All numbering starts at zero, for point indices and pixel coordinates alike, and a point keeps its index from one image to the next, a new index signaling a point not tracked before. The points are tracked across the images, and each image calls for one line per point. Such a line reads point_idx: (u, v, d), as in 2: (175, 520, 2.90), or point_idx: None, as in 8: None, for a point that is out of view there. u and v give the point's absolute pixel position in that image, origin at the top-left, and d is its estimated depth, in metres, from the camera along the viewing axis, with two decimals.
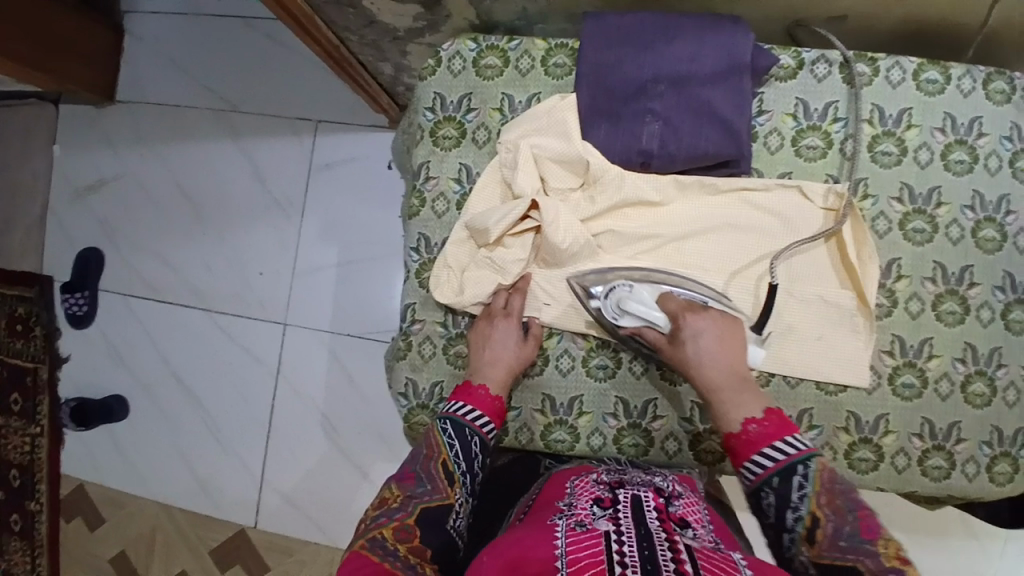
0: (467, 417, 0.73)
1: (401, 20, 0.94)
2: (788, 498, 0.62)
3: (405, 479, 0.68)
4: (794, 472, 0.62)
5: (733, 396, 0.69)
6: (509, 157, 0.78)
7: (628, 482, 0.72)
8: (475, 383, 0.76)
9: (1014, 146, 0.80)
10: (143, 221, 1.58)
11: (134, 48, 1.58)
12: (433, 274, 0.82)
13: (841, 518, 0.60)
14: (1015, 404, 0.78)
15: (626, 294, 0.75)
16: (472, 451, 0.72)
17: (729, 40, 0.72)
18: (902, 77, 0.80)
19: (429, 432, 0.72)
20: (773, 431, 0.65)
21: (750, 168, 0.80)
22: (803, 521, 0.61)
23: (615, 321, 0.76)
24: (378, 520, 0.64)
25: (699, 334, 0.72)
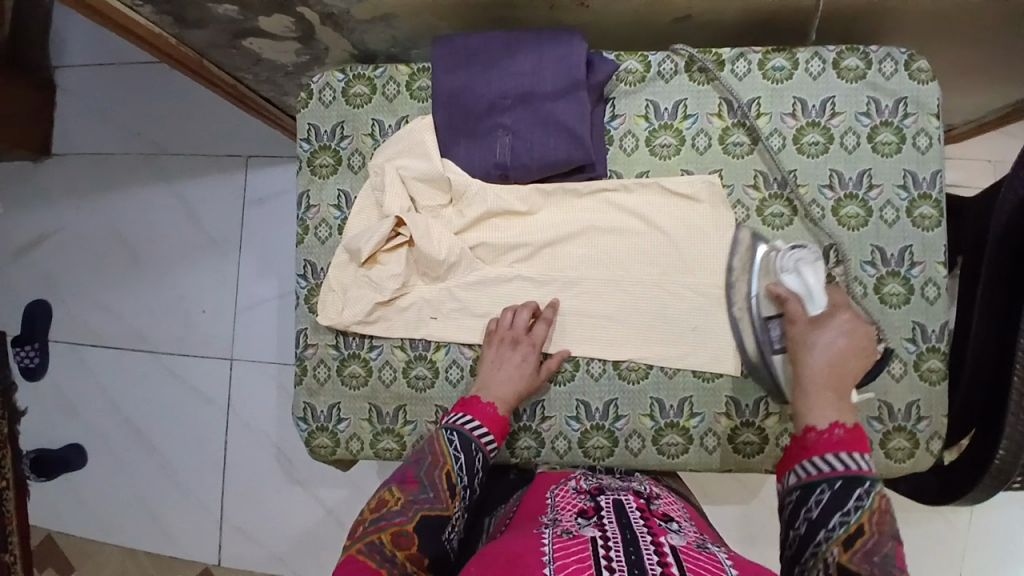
0: (472, 431, 0.74)
1: (285, 56, 0.98)
2: (842, 504, 0.61)
3: (407, 483, 0.69)
4: (859, 483, 0.61)
5: (822, 398, 0.69)
6: (378, 180, 0.82)
7: (606, 488, 0.74)
8: (483, 399, 0.77)
9: (871, 121, 0.81)
10: (87, 270, 1.61)
11: (65, 103, 1.62)
12: (320, 298, 0.85)
13: (881, 543, 0.59)
14: (901, 377, 0.81)
15: (809, 260, 0.76)
16: (474, 465, 0.72)
17: (566, 53, 0.77)
18: (748, 68, 0.81)
19: (434, 438, 0.73)
20: (855, 444, 0.65)
21: (607, 170, 0.83)
22: (848, 526, 0.59)
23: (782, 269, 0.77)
24: (378, 523, 0.66)
25: (833, 336, 0.72)
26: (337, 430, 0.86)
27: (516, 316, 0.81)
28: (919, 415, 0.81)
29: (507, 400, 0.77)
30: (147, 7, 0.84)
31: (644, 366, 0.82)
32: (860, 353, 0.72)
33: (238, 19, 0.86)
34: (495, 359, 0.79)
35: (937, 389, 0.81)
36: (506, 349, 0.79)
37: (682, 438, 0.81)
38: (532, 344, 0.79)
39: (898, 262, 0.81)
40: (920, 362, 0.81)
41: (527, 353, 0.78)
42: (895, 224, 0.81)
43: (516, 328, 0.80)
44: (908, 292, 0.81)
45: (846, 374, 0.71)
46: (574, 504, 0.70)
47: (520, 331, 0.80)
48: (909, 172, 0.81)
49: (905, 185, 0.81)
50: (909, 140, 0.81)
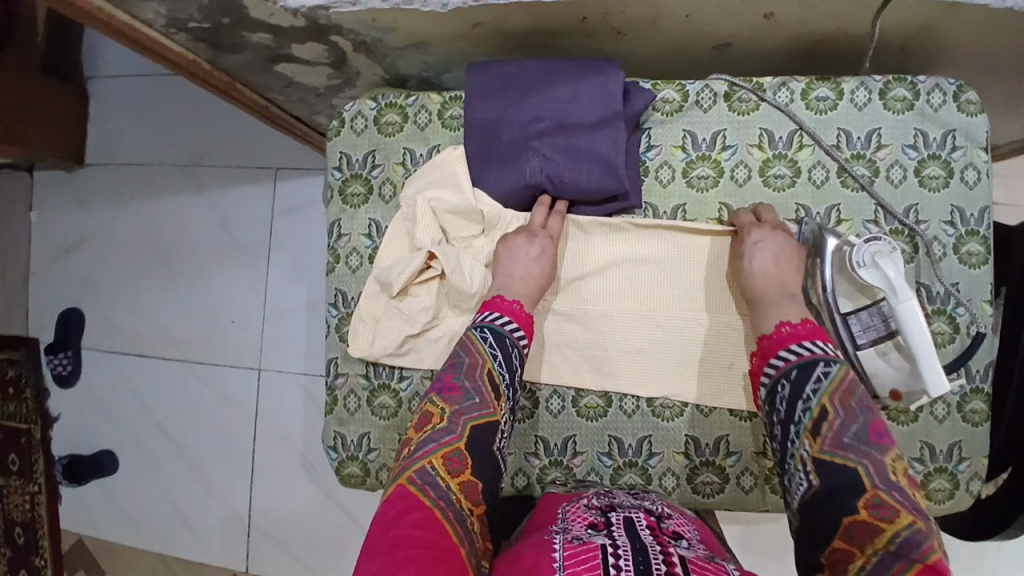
0: (505, 328, 0.74)
1: (317, 79, 0.97)
2: (801, 391, 0.65)
3: (449, 391, 0.70)
4: (813, 367, 0.66)
5: (775, 302, 0.72)
6: (410, 212, 0.81)
7: (618, 505, 0.73)
8: (508, 297, 0.76)
9: (919, 154, 0.79)
10: (119, 278, 1.64)
11: (97, 113, 1.64)
12: (351, 328, 0.85)
13: (850, 418, 0.63)
14: (944, 418, 0.79)
15: (886, 251, 0.70)
16: (512, 360, 0.73)
17: (601, 83, 0.75)
18: (791, 97, 0.79)
19: (468, 341, 0.74)
20: (804, 333, 0.69)
21: (642, 202, 0.81)
22: (812, 412, 0.64)
23: (857, 264, 0.70)
24: (426, 446, 0.66)
25: (758, 250, 0.74)
26: (367, 459, 0.85)
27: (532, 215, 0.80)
28: (960, 456, 0.79)
29: (529, 295, 0.77)
30: (183, 35, 0.85)
31: (679, 404, 0.80)
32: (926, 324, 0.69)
33: (272, 46, 0.86)
34: (516, 247, 0.78)
35: (980, 430, 0.79)
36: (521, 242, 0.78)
37: (718, 477, 0.80)
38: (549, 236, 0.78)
39: (943, 301, 0.78)
40: (963, 403, 0.79)
41: (545, 244, 0.78)
42: (942, 261, 0.78)
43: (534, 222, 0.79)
44: (954, 331, 0.78)
45: (785, 276, 0.74)
46: (586, 516, 0.70)
47: (540, 226, 0.79)
48: (957, 208, 0.78)
49: (952, 221, 0.78)
50: (958, 174, 0.78)
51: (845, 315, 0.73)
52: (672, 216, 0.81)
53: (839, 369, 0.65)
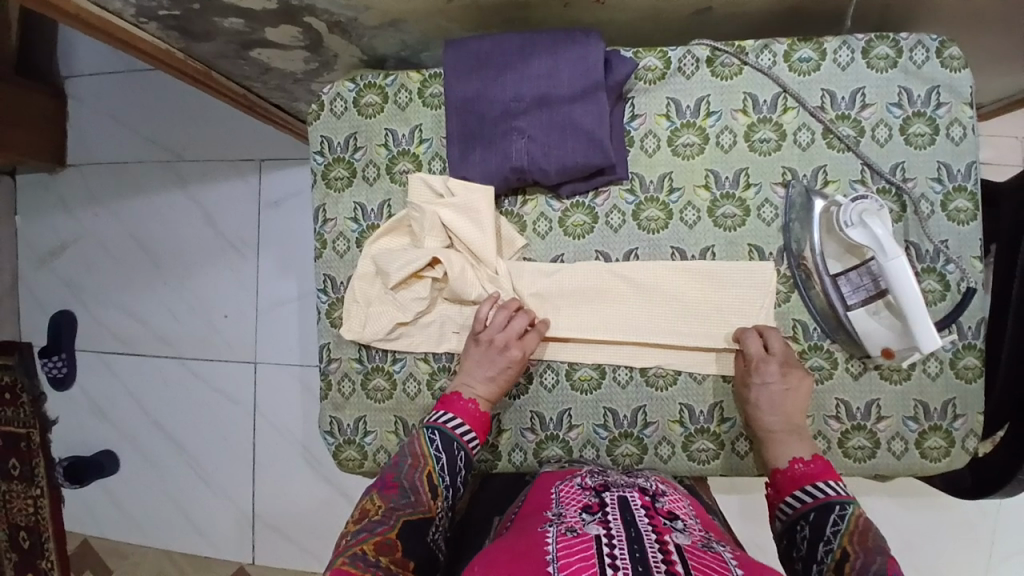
0: (454, 431, 0.75)
1: (294, 64, 0.96)
2: (822, 532, 0.66)
3: (388, 488, 0.71)
4: (830, 510, 0.66)
5: (784, 438, 0.74)
6: (418, 216, 0.80)
7: (612, 484, 0.73)
8: (463, 395, 0.78)
9: (904, 111, 0.78)
10: (109, 279, 1.62)
11: (77, 112, 1.61)
12: (342, 311, 0.84)
13: (869, 558, 0.61)
14: (937, 375, 0.79)
15: (873, 210, 0.71)
16: (456, 463, 0.74)
17: (581, 53, 0.74)
18: (774, 60, 0.78)
19: (414, 439, 0.75)
20: (818, 472, 0.70)
21: (628, 172, 0.80)
22: (833, 553, 0.63)
23: (845, 225, 0.71)
24: (360, 534, 0.66)
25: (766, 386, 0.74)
26: (364, 443, 0.85)
27: (510, 321, 0.78)
28: (954, 413, 0.79)
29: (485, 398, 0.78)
30: (154, 24, 0.83)
31: (672, 373, 0.80)
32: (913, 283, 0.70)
33: (245, 31, 0.85)
34: (477, 360, 0.78)
35: (973, 387, 0.79)
36: (488, 351, 0.77)
37: (713, 444, 0.80)
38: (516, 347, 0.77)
39: (933, 258, 0.78)
40: (956, 360, 0.79)
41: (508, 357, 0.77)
42: (930, 218, 0.78)
43: (508, 331, 0.77)
44: (944, 288, 0.78)
45: (792, 409, 0.74)
46: (580, 500, 0.69)
47: (512, 335, 0.77)
48: (944, 164, 0.78)
49: (940, 177, 0.78)
50: (943, 131, 0.78)
51: (834, 278, 0.75)
52: (659, 184, 0.80)
53: (855, 511, 0.66)
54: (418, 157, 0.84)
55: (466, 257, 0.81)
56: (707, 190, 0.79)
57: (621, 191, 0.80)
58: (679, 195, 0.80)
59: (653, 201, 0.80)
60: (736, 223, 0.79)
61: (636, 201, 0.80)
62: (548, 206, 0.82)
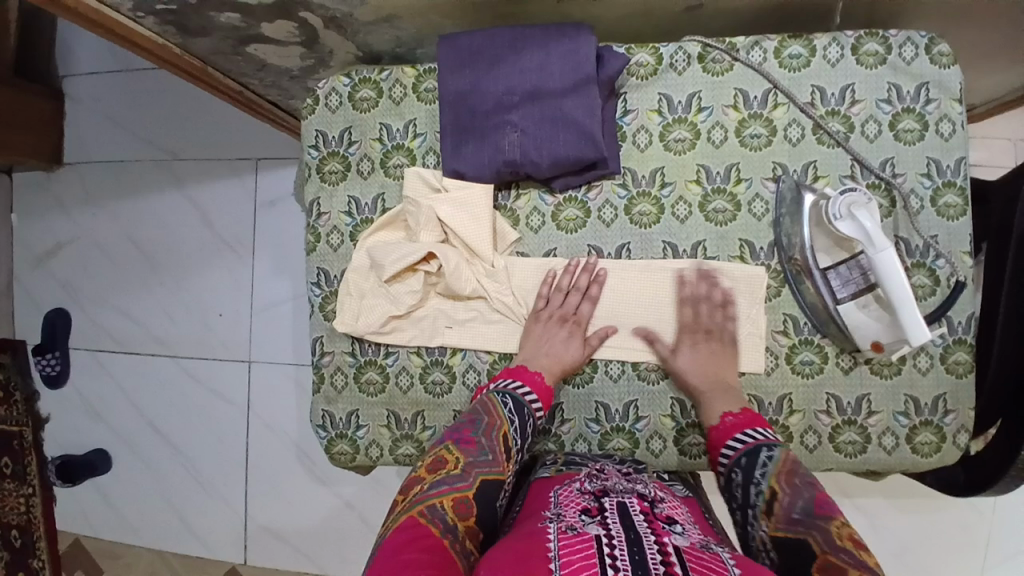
0: (523, 396, 0.76)
1: (290, 60, 0.97)
2: (751, 475, 0.67)
3: (465, 443, 0.71)
4: (758, 453, 0.69)
5: (722, 398, 0.75)
6: (414, 210, 0.81)
7: (611, 489, 0.71)
8: (531, 368, 0.78)
9: (893, 108, 0.79)
10: (104, 277, 1.62)
11: (73, 111, 1.62)
12: (336, 304, 0.85)
13: (795, 496, 0.64)
14: (928, 370, 0.79)
15: (861, 202, 0.72)
16: (525, 426, 0.75)
17: (573, 48, 0.75)
18: (763, 56, 0.79)
19: (487, 401, 0.75)
20: (745, 422, 0.73)
21: (620, 166, 0.80)
22: (763, 495, 0.65)
23: (835, 219, 0.72)
24: (439, 487, 0.66)
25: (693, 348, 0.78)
26: (356, 436, 0.85)
27: (564, 299, 0.80)
28: (945, 408, 0.79)
29: (555, 370, 0.78)
30: (151, 19, 0.84)
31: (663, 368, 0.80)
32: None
33: (242, 26, 0.85)
34: (542, 334, 0.79)
35: (964, 382, 0.79)
36: (554, 325, 0.79)
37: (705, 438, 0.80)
38: (578, 322, 0.80)
39: (923, 253, 0.79)
40: (946, 355, 0.79)
41: (572, 331, 0.79)
42: (920, 213, 0.79)
43: (565, 308, 0.80)
44: (934, 284, 0.79)
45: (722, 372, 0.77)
46: (578, 504, 0.68)
47: (569, 311, 0.80)
48: (932, 159, 0.79)
49: (929, 173, 0.79)
50: (932, 127, 0.78)
51: (824, 271, 0.75)
52: (651, 179, 0.80)
53: (782, 454, 0.68)
54: (413, 151, 0.84)
55: (460, 253, 0.81)
56: (698, 185, 0.80)
57: (614, 186, 0.81)
58: (671, 190, 0.80)
59: (645, 196, 0.80)
60: (728, 218, 0.80)
61: (628, 196, 0.81)
62: (541, 201, 0.82)
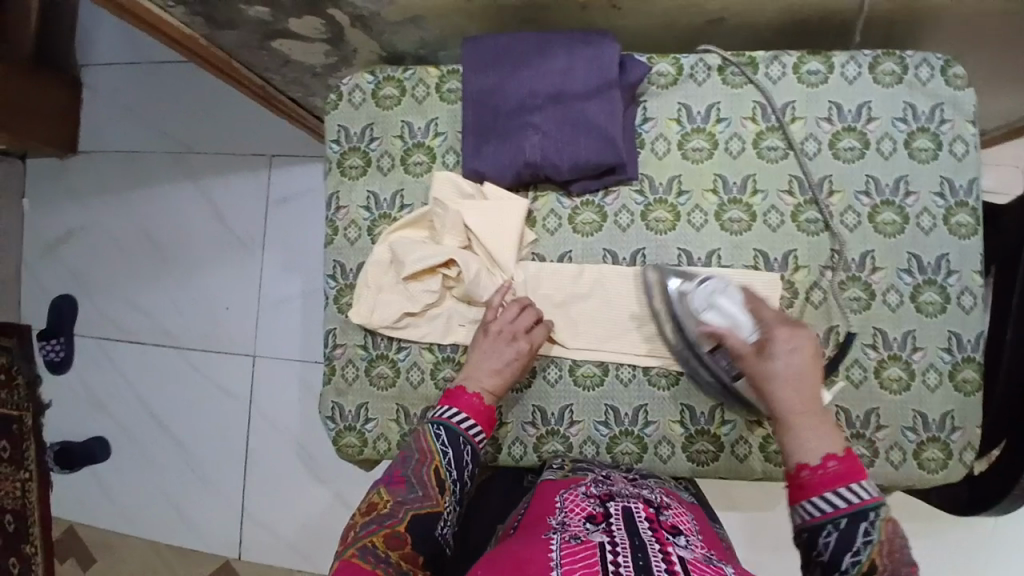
0: (458, 423, 0.74)
1: (314, 57, 0.98)
2: (851, 543, 0.60)
3: (395, 483, 0.70)
4: (864, 517, 0.60)
5: (806, 427, 0.65)
6: (441, 213, 0.82)
7: (616, 493, 0.72)
8: (468, 390, 0.76)
9: (908, 127, 0.80)
10: (112, 266, 1.63)
11: (91, 100, 1.63)
12: (352, 297, 0.85)
13: (898, 574, 0.59)
14: (937, 387, 0.80)
15: (719, 290, 0.73)
16: (462, 458, 0.73)
17: (597, 54, 0.76)
18: (783, 71, 0.80)
19: (419, 436, 0.73)
20: (844, 474, 0.62)
21: (638, 172, 0.82)
22: (860, 565, 0.60)
23: (701, 311, 0.73)
24: (368, 527, 0.66)
25: (792, 357, 0.66)
26: (365, 430, 0.86)
27: (518, 315, 0.79)
28: (953, 425, 0.80)
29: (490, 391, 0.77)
30: (181, 9, 0.85)
31: (674, 373, 0.81)
32: (815, 367, 0.67)
33: (269, 21, 0.87)
34: (485, 350, 0.77)
35: (971, 399, 0.80)
36: (500, 342, 0.77)
37: (713, 446, 0.81)
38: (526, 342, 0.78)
39: (934, 270, 0.80)
40: (955, 372, 0.80)
41: (519, 348, 0.77)
42: (932, 231, 0.80)
43: (516, 325, 0.78)
44: (944, 301, 0.80)
45: (811, 391, 0.65)
46: (584, 508, 0.69)
47: (520, 328, 0.78)
48: (946, 178, 0.80)
49: (942, 192, 0.80)
50: (946, 146, 0.80)
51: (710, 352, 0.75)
52: (668, 187, 0.81)
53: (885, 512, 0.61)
54: (433, 149, 0.85)
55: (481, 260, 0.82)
56: (715, 194, 0.81)
57: (630, 192, 0.82)
58: (688, 198, 0.81)
59: (662, 203, 0.81)
60: (743, 228, 0.81)
61: (645, 202, 0.82)
62: (559, 203, 0.83)
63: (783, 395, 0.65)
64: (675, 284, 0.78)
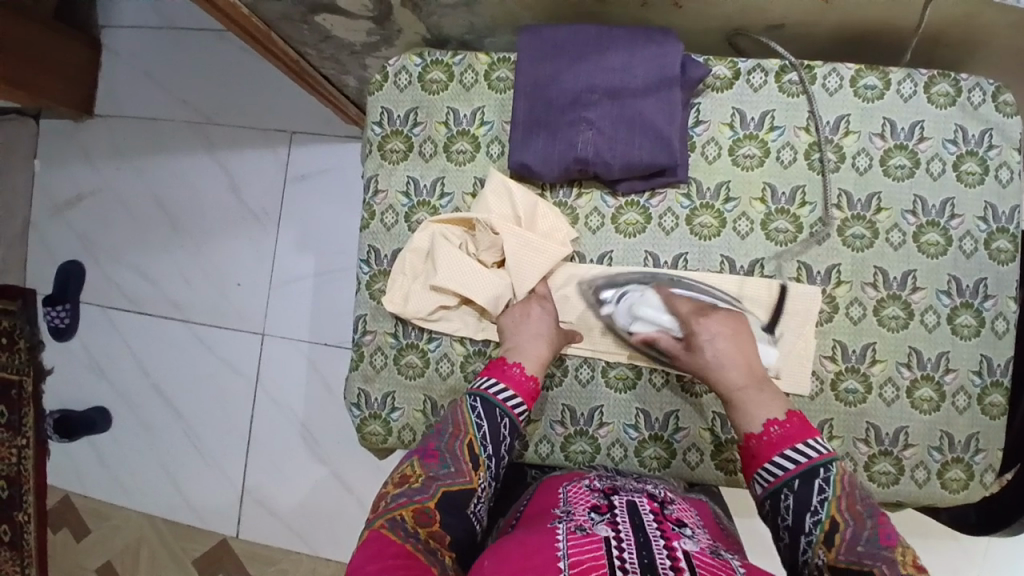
0: (496, 395, 0.73)
1: (356, 35, 0.96)
2: (808, 502, 0.62)
3: (428, 457, 0.69)
4: (816, 474, 0.63)
5: (754, 395, 0.71)
6: (484, 217, 0.80)
7: (621, 488, 0.72)
8: (508, 361, 0.76)
9: (959, 149, 0.79)
10: (123, 234, 1.60)
11: (111, 62, 1.59)
12: (386, 284, 0.84)
13: (859, 525, 0.61)
14: (965, 409, 0.80)
15: (638, 300, 0.78)
16: (499, 431, 0.72)
17: (659, 53, 0.75)
18: (839, 84, 0.79)
19: (456, 407, 0.73)
20: (794, 433, 0.66)
21: (687, 176, 0.80)
22: (822, 524, 0.61)
23: (627, 326, 0.78)
24: (399, 500, 0.65)
25: (714, 337, 0.74)
26: (390, 418, 0.85)
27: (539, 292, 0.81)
28: (977, 447, 0.80)
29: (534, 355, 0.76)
30: None
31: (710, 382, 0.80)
32: (739, 336, 0.75)
33: None
34: (516, 319, 0.78)
35: (997, 423, 0.80)
36: (522, 313, 0.79)
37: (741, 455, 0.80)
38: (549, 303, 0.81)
39: (973, 294, 0.79)
40: (984, 396, 0.80)
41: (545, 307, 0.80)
42: (973, 255, 0.79)
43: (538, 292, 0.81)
44: (980, 324, 0.79)
45: (744, 359, 0.74)
46: (589, 500, 0.69)
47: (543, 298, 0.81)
48: (990, 204, 0.79)
49: (986, 217, 0.79)
50: (993, 172, 0.79)
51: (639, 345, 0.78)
52: (716, 192, 0.80)
53: (839, 468, 0.63)
54: (477, 139, 0.84)
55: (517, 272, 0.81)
56: (763, 203, 0.80)
57: (677, 195, 0.81)
58: (734, 205, 0.80)
59: (707, 209, 0.80)
60: (789, 238, 0.80)
61: (691, 206, 0.80)
62: (603, 202, 0.82)
63: (732, 370, 0.73)
64: (607, 296, 0.80)
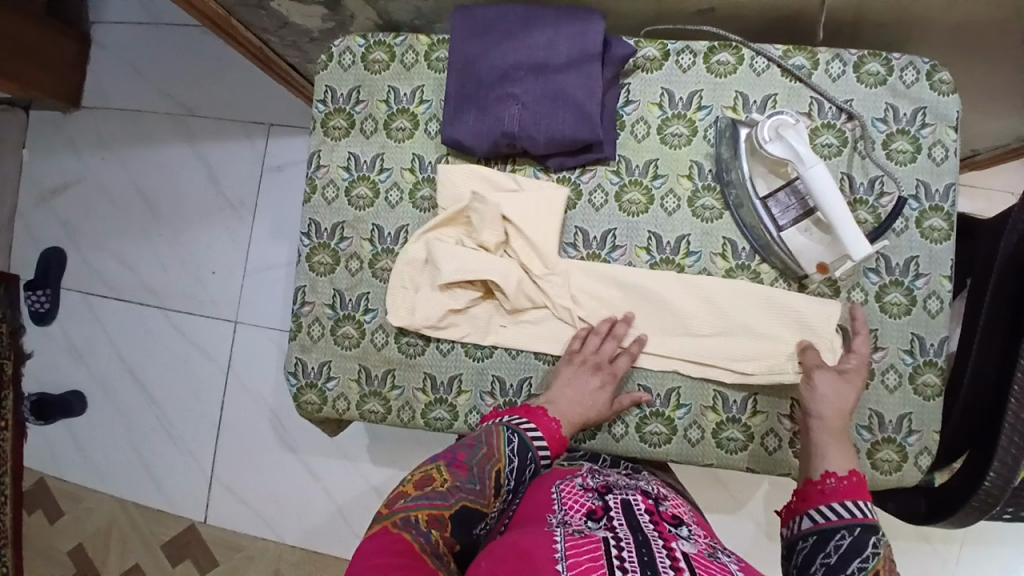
0: (533, 441, 0.73)
1: (311, 20, 0.99)
2: (861, 549, 0.61)
3: (457, 467, 0.68)
4: (873, 532, 0.62)
5: None
6: (480, 207, 0.80)
7: (614, 486, 0.70)
8: (548, 414, 0.76)
9: (888, 128, 0.80)
10: (104, 222, 1.64)
11: (98, 56, 1.65)
12: (392, 291, 0.84)
13: None
14: (894, 388, 0.79)
15: (789, 124, 0.74)
16: (525, 471, 0.72)
17: (583, 31, 0.77)
18: (766, 64, 0.81)
19: (492, 432, 0.72)
20: (850, 490, 0.66)
21: (615, 152, 0.82)
22: (867, 572, 0.59)
23: (766, 142, 0.74)
24: (418, 501, 0.64)
25: None
26: (325, 388, 0.86)
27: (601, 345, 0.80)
28: (909, 428, 0.79)
29: (573, 419, 0.77)
30: None
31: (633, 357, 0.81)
32: None
33: None
34: (571, 377, 0.78)
35: (930, 404, 0.79)
36: (585, 370, 0.78)
37: (666, 427, 0.81)
38: (610, 370, 0.78)
39: (902, 272, 0.80)
40: (915, 375, 0.79)
41: (605, 379, 0.78)
42: (903, 233, 0.80)
43: (600, 353, 0.79)
44: (910, 303, 0.79)
45: None
46: (583, 503, 0.66)
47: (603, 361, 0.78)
48: (922, 182, 0.80)
49: (917, 195, 0.80)
50: (925, 151, 0.80)
51: (763, 199, 0.77)
52: (644, 169, 0.82)
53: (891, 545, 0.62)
54: (417, 116, 0.86)
55: (449, 236, 0.83)
56: (690, 180, 0.82)
57: (607, 172, 0.83)
58: (663, 181, 0.82)
59: (636, 185, 0.82)
60: (714, 215, 0.81)
61: (620, 182, 0.83)
62: (535, 177, 0.84)
63: (815, 415, 0.72)
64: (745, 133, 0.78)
